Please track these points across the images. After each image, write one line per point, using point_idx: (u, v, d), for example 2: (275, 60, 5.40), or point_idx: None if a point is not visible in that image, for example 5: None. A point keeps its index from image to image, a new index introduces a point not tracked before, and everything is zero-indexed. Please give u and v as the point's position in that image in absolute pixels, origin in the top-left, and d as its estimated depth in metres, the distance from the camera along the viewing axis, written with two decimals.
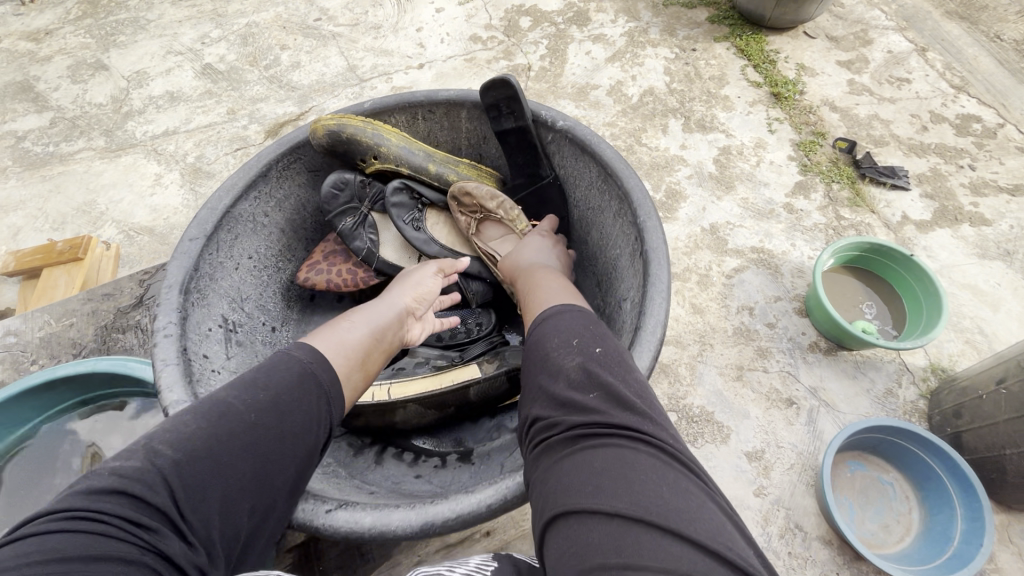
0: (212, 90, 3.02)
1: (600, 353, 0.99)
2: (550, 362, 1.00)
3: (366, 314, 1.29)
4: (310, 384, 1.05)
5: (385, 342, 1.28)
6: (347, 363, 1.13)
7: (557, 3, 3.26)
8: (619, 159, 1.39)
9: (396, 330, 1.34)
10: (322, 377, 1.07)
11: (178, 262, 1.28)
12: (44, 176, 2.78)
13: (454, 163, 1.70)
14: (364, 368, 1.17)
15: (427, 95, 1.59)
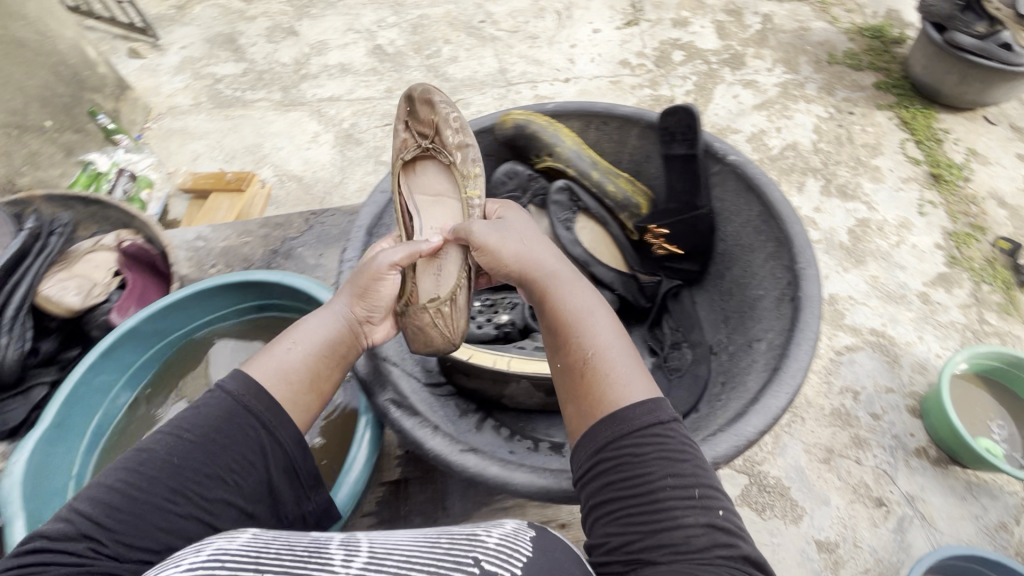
0: (378, 69, 3.34)
1: (718, 515, 0.81)
2: (649, 504, 0.82)
3: (308, 328, 1.15)
4: (244, 422, 1.00)
5: (342, 355, 1.17)
6: (288, 391, 1.05)
7: (716, 42, 3.24)
8: (786, 203, 1.35)
9: (350, 338, 1.20)
10: (258, 409, 1.01)
11: (370, 211, 1.52)
12: (227, 115, 3.21)
13: (614, 176, 1.70)
14: (313, 388, 1.09)
15: (607, 107, 1.61)
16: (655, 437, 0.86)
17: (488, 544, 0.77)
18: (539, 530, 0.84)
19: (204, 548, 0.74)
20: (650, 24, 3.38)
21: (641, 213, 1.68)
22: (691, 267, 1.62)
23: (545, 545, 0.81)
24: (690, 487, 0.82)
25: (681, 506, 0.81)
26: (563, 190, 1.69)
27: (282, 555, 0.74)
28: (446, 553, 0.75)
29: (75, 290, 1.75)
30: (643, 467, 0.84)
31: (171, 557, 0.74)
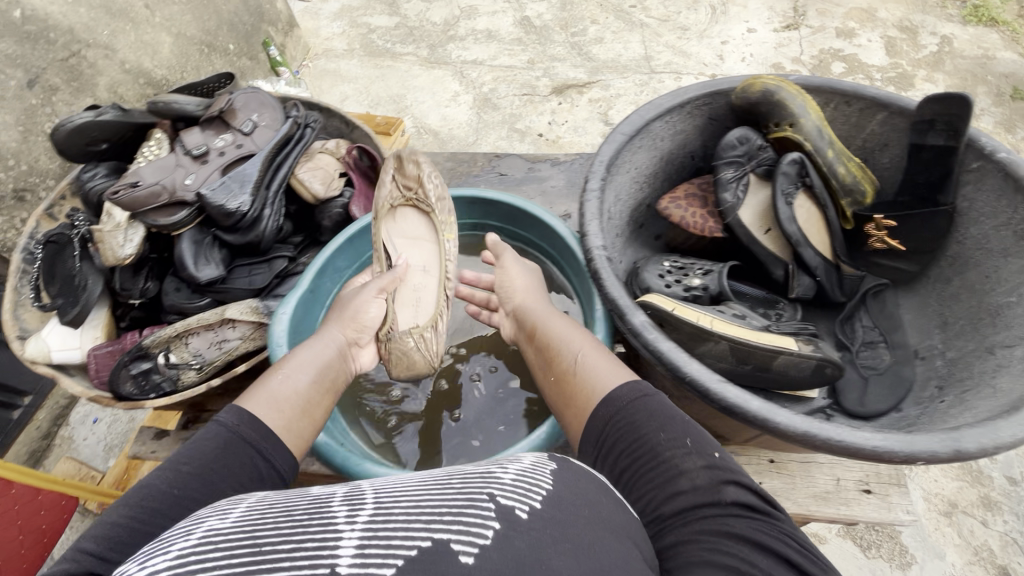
0: (523, 39, 3.34)
1: (721, 455, 0.63)
2: (642, 463, 0.63)
3: (300, 353, 0.83)
4: (239, 457, 0.66)
5: (333, 380, 0.84)
6: (287, 417, 0.73)
7: (884, 58, 2.93)
8: None
9: (341, 364, 0.88)
10: (252, 434, 0.68)
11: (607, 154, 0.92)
12: (375, 65, 3.33)
13: (849, 162, 0.98)
14: (308, 411, 0.77)
15: (859, 89, 0.95)
16: (641, 401, 0.67)
17: (500, 479, 0.54)
18: (559, 458, 0.61)
19: (195, 528, 0.50)
20: (812, 31, 3.07)
21: (865, 203, 0.99)
22: (906, 265, 0.98)
23: (571, 478, 0.58)
24: (677, 433, 0.63)
25: (673, 453, 0.62)
26: (793, 161, 0.94)
27: (279, 521, 0.50)
28: (454, 490, 0.53)
29: (320, 177, 1.12)
30: (631, 430, 0.65)
31: (153, 545, 0.49)
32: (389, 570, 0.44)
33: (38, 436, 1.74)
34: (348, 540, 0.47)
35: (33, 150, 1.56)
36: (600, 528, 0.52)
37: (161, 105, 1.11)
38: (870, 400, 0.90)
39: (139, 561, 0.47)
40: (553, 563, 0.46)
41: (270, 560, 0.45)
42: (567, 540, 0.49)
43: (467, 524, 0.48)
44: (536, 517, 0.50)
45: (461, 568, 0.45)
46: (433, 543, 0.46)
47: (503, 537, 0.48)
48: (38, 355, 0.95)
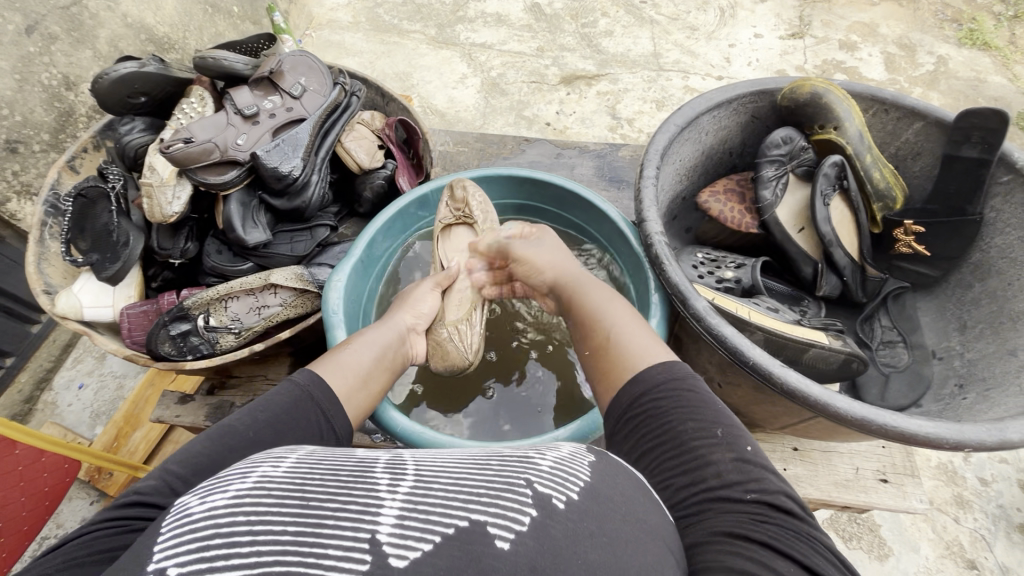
0: (532, 26, 2.72)
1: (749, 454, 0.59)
2: (666, 450, 0.60)
3: (366, 332, 0.87)
4: (307, 415, 0.69)
5: (390, 362, 0.86)
6: (351, 386, 0.76)
7: (883, 73, 2.55)
8: None
9: (398, 348, 0.90)
10: (321, 396, 0.71)
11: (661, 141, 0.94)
12: (384, 41, 2.66)
13: (884, 168, 1.02)
14: (368, 384, 0.80)
15: (897, 99, 1.00)
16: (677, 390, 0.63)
17: (537, 465, 0.52)
18: (598, 452, 0.57)
19: (249, 472, 0.50)
20: (816, 40, 2.65)
21: (894, 208, 1.04)
22: (927, 269, 1.04)
23: (607, 472, 0.54)
24: (709, 422, 0.60)
25: (702, 445, 0.59)
26: (834, 165, 0.98)
27: (326, 479, 0.49)
28: (491, 472, 0.51)
29: (362, 150, 1.12)
30: (661, 401, 0.63)
31: (211, 482, 0.50)
32: (425, 545, 0.43)
33: (21, 400, 1.62)
34: (388, 509, 0.45)
35: (28, 100, 1.44)
36: (633, 525, 0.49)
37: (207, 61, 1.02)
38: (890, 395, 0.95)
39: (201, 496, 0.48)
40: (590, 557, 0.44)
41: (316, 514, 0.45)
42: (605, 537, 0.46)
43: (503, 506, 0.46)
44: (572, 509, 0.48)
45: (496, 554, 0.43)
46: (470, 524, 0.45)
47: (540, 524, 0.45)
48: (69, 311, 0.95)
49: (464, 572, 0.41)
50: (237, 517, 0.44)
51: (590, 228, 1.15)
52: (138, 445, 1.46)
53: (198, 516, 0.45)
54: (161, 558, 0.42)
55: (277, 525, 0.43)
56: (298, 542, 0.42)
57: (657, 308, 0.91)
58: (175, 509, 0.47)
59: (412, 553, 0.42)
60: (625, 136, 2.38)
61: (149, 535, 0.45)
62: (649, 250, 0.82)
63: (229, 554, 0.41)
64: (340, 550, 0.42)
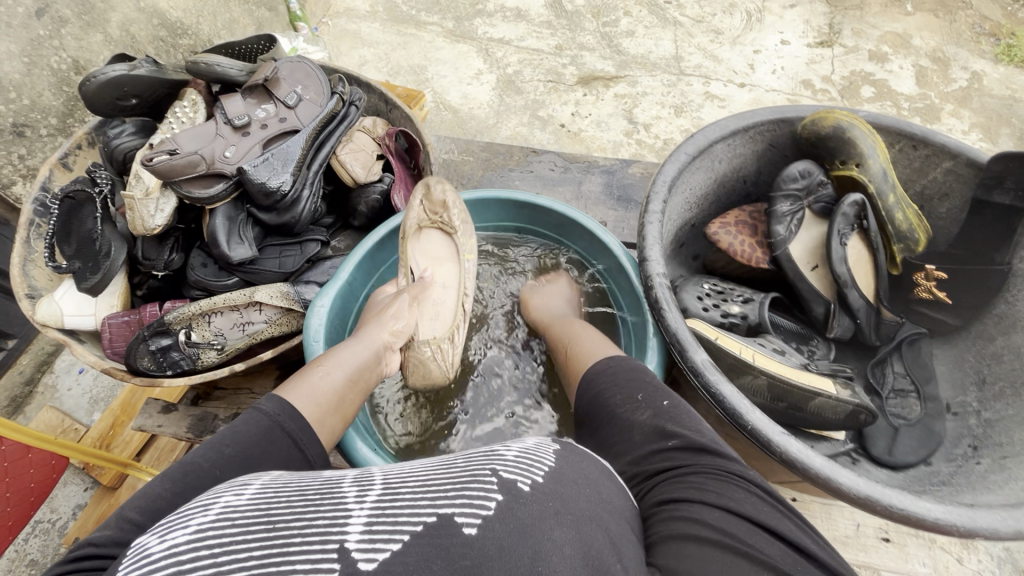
0: (552, 23, 2.65)
1: (668, 407, 0.66)
2: (608, 422, 0.70)
3: (337, 350, 0.81)
4: (277, 446, 0.62)
5: (364, 380, 0.82)
6: (322, 411, 0.70)
7: (913, 87, 2.45)
8: None
9: (374, 366, 0.85)
10: (290, 423, 0.64)
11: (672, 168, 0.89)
12: (400, 32, 2.61)
13: (908, 207, 0.97)
14: (341, 408, 0.74)
15: (926, 133, 0.94)
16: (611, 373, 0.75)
17: (502, 456, 0.51)
18: (564, 442, 0.56)
19: (212, 504, 0.45)
20: (845, 49, 2.55)
21: (917, 250, 0.98)
22: (948, 317, 0.98)
23: (575, 461, 0.53)
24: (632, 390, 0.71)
25: (629, 409, 0.68)
26: (854, 204, 0.93)
27: (293, 498, 0.46)
28: (457, 470, 0.49)
29: (360, 162, 1.09)
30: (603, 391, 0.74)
31: (170, 519, 0.45)
32: (395, 546, 0.41)
33: (20, 382, 1.61)
34: (356, 519, 0.43)
35: (36, 83, 1.38)
36: (598, 506, 0.49)
37: (200, 66, 1.02)
38: (899, 449, 0.89)
39: (158, 534, 0.43)
40: (555, 534, 0.43)
41: (283, 534, 0.42)
42: (570, 515, 0.46)
43: (469, 497, 0.45)
44: (539, 491, 0.47)
45: (463, 540, 0.42)
46: (438, 519, 0.43)
47: (506, 509, 0.44)
48: (50, 319, 0.95)
49: (433, 564, 0.40)
50: (200, 551, 0.40)
51: (592, 259, 1.11)
52: (131, 437, 1.43)
53: (156, 556, 0.40)
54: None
55: (242, 552, 0.40)
56: (265, 565, 0.39)
57: (654, 354, 0.87)
58: (133, 551, 0.43)
59: (383, 555, 0.40)
60: (640, 142, 2.31)
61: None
62: (649, 293, 0.79)
63: None
64: (309, 563, 0.39)
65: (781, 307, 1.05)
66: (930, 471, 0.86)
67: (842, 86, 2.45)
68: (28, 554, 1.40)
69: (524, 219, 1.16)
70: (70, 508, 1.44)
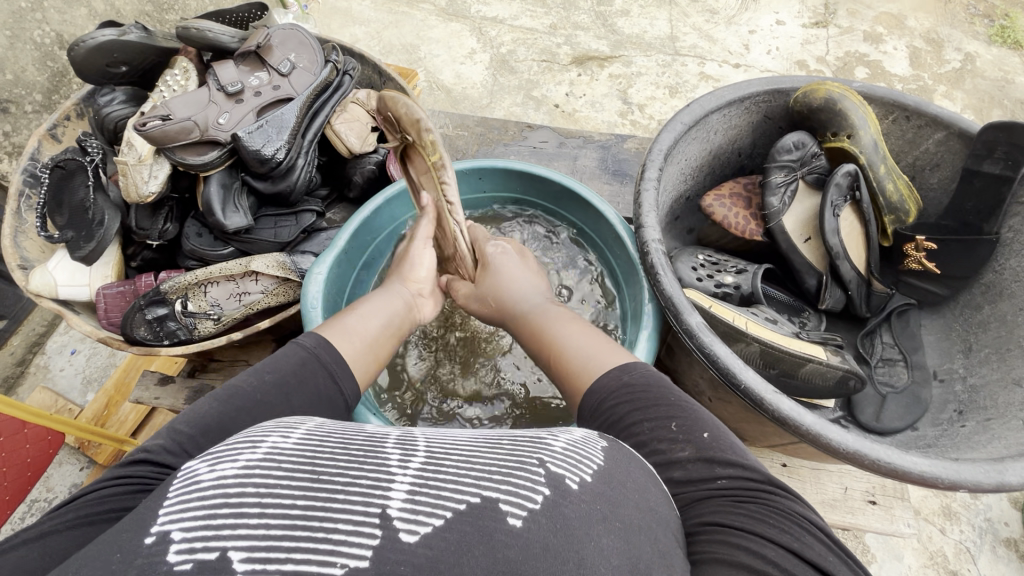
0: (546, 2, 2.61)
1: (709, 440, 0.57)
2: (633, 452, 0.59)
3: (373, 297, 0.84)
4: (315, 376, 0.67)
5: (398, 327, 0.84)
6: (360, 350, 0.73)
7: (907, 68, 2.45)
8: None
9: (405, 312, 0.87)
10: (327, 356, 0.69)
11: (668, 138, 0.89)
12: (391, 10, 2.55)
13: (897, 176, 0.98)
14: (375, 352, 0.76)
15: (918, 102, 0.95)
16: (629, 395, 0.62)
17: (550, 447, 0.49)
18: (610, 439, 0.54)
19: (258, 442, 0.46)
20: (840, 30, 2.53)
21: (907, 222, 1.00)
22: (936, 288, 1.00)
23: (622, 461, 0.51)
24: (662, 417, 0.59)
25: (660, 442, 0.58)
26: (847, 174, 0.94)
27: (337, 452, 0.46)
28: (503, 452, 0.48)
29: (356, 133, 1.09)
30: (614, 416, 0.62)
31: (219, 450, 0.46)
32: (436, 521, 0.40)
33: (12, 362, 1.59)
34: (400, 485, 0.42)
35: (19, 57, 1.35)
36: (647, 515, 0.46)
37: (191, 32, 1.01)
38: (886, 415, 0.92)
39: (207, 462, 0.44)
40: (602, 543, 0.41)
41: (326, 488, 0.42)
42: (618, 521, 0.44)
43: (516, 485, 0.44)
44: (587, 492, 0.45)
45: (508, 531, 0.40)
46: (482, 501, 0.42)
47: (554, 505, 0.43)
48: (43, 289, 0.95)
49: (474, 548, 0.39)
50: (247, 488, 0.41)
51: (588, 230, 1.12)
52: (126, 416, 1.44)
53: (206, 485, 0.41)
54: (165, 521, 0.39)
55: (286, 497, 0.40)
56: (307, 516, 0.40)
57: (650, 320, 0.89)
58: (182, 474, 0.44)
59: (424, 528, 0.40)
60: (635, 123, 2.30)
61: (154, 500, 0.42)
62: (645, 259, 0.81)
63: (235, 524, 0.38)
64: (350, 523, 0.39)
65: (774, 280, 1.07)
66: (917, 436, 0.88)
67: (837, 67, 2.44)
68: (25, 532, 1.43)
69: (520, 189, 1.16)
70: (67, 488, 1.47)
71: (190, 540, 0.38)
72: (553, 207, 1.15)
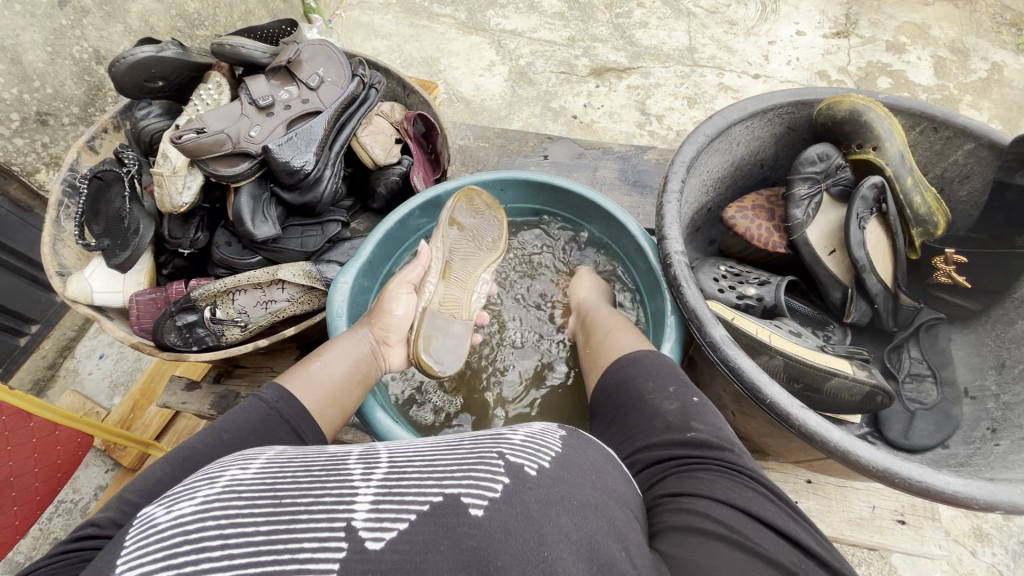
0: (565, 14, 2.63)
1: (696, 402, 0.67)
2: (631, 414, 0.69)
3: (334, 345, 0.84)
4: (276, 432, 0.66)
5: (364, 373, 0.84)
6: (322, 400, 0.74)
7: (932, 78, 2.41)
8: None
9: (370, 360, 0.87)
10: (289, 410, 0.68)
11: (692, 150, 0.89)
12: (412, 24, 2.60)
13: (926, 188, 0.96)
14: (340, 400, 0.77)
15: (948, 113, 0.94)
16: (636, 358, 0.76)
17: (509, 439, 0.50)
18: (569, 429, 0.55)
19: (217, 477, 0.46)
20: (862, 40, 2.51)
21: (937, 234, 0.98)
22: (966, 302, 0.98)
23: (581, 448, 0.53)
24: (665, 382, 0.71)
25: (655, 399, 0.69)
26: (874, 186, 0.92)
27: (298, 475, 0.46)
28: (463, 451, 0.49)
29: (381, 146, 1.11)
30: (627, 384, 0.73)
31: (175, 492, 0.46)
32: (401, 525, 0.41)
33: (43, 365, 1.64)
34: (363, 497, 0.43)
35: (59, 73, 1.41)
36: (606, 495, 0.49)
37: (226, 48, 1.05)
38: (915, 433, 0.90)
39: (164, 505, 0.44)
40: (561, 520, 0.43)
41: (289, 510, 0.42)
42: (576, 502, 0.45)
43: (476, 478, 0.45)
44: (546, 477, 0.46)
45: (470, 522, 0.41)
46: (445, 499, 0.43)
47: (513, 492, 0.44)
48: (79, 295, 0.98)
49: (439, 543, 0.40)
50: (205, 522, 0.41)
51: (611, 244, 1.12)
52: (151, 420, 1.47)
53: (163, 526, 0.41)
54: (125, 569, 0.39)
55: (248, 525, 0.40)
56: (270, 540, 0.40)
57: (672, 331, 0.88)
58: (138, 521, 0.43)
59: (389, 534, 0.40)
60: (653, 133, 2.31)
61: (111, 550, 0.42)
62: (668, 270, 0.81)
63: (197, 560, 0.38)
64: (316, 541, 0.40)
65: (798, 292, 1.05)
66: (947, 454, 0.86)
67: (859, 77, 2.41)
68: (52, 532, 1.47)
69: (543, 201, 1.17)
70: (92, 490, 1.50)
71: None
72: (577, 218, 1.16)
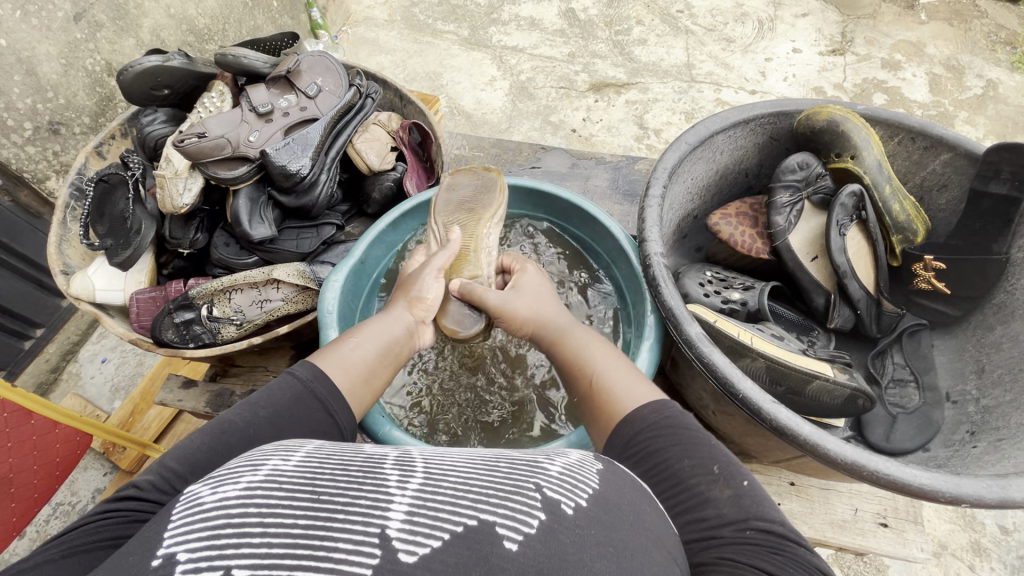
0: (565, 32, 2.69)
1: (749, 488, 0.55)
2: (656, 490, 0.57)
3: (367, 324, 0.82)
4: (309, 410, 0.67)
5: (395, 352, 0.82)
6: (355, 381, 0.73)
7: (927, 95, 2.45)
8: None
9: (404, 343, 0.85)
10: (321, 389, 0.69)
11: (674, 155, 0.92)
12: (417, 40, 2.67)
13: (904, 196, 0.99)
14: (371, 381, 0.76)
15: (922, 122, 0.97)
16: (671, 428, 0.60)
17: (546, 471, 0.49)
18: (606, 463, 0.54)
19: (260, 465, 0.47)
20: (857, 57, 2.55)
21: (916, 241, 1.00)
22: (947, 308, 1.00)
23: (617, 483, 0.51)
24: (705, 457, 0.57)
25: (698, 482, 0.56)
26: (853, 194, 0.94)
27: (337, 473, 0.46)
28: (500, 475, 0.48)
29: (376, 153, 1.15)
30: (653, 456, 0.59)
31: (220, 474, 0.47)
32: (435, 542, 0.40)
33: (47, 369, 1.67)
34: (399, 505, 0.42)
35: (72, 84, 1.46)
36: (641, 536, 0.46)
37: (228, 58, 1.10)
38: (896, 436, 0.91)
39: (210, 485, 0.45)
40: (596, 567, 0.41)
41: (327, 508, 0.42)
42: (611, 548, 0.43)
43: (512, 509, 0.44)
44: (582, 516, 0.45)
45: (504, 555, 0.41)
46: (480, 524, 0.42)
47: (548, 531, 0.43)
48: (82, 293, 1.02)
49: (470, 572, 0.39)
50: (249, 507, 0.42)
51: (597, 248, 1.14)
52: (150, 422, 1.49)
53: (208, 505, 0.42)
54: (171, 543, 0.40)
55: (288, 517, 0.41)
56: (308, 535, 0.40)
57: (651, 330, 0.90)
58: (184, 497, 0.45)
59: (423, 550, 0.40)
60: (650, 147, 2.35)
61: (157, 523, 0.43)
62: (648, 271, 0.83)
63: (239, 543, 0.39)
64: (351, 544, 0.39)
65: (783, 298, 1.07)
66: (927, 457, 0.87)
67: (854, 94, 2.45)
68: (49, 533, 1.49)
69: (530, 206, 1.21)
70: (90, 492, 1.52)
71: (196, 561, 0.38)
72: (562, 226, 1.19)
